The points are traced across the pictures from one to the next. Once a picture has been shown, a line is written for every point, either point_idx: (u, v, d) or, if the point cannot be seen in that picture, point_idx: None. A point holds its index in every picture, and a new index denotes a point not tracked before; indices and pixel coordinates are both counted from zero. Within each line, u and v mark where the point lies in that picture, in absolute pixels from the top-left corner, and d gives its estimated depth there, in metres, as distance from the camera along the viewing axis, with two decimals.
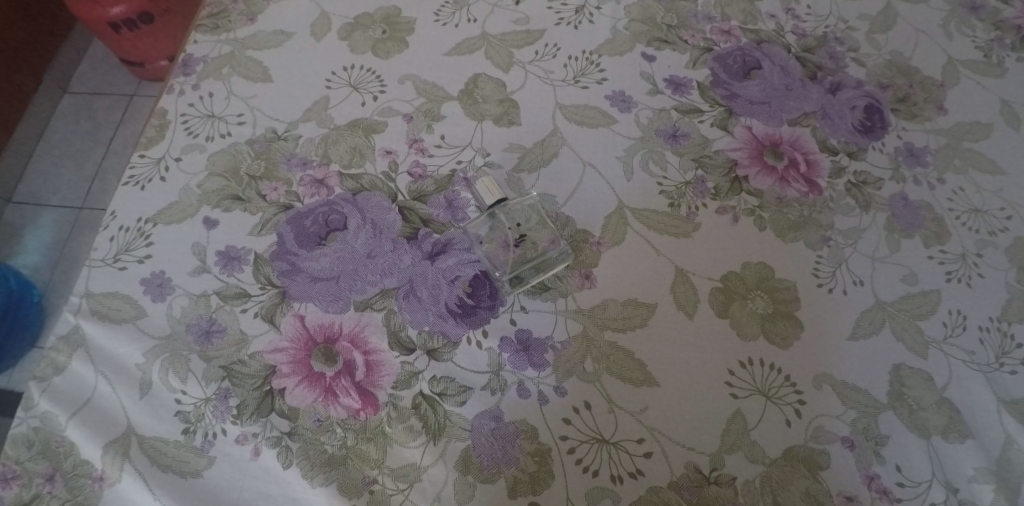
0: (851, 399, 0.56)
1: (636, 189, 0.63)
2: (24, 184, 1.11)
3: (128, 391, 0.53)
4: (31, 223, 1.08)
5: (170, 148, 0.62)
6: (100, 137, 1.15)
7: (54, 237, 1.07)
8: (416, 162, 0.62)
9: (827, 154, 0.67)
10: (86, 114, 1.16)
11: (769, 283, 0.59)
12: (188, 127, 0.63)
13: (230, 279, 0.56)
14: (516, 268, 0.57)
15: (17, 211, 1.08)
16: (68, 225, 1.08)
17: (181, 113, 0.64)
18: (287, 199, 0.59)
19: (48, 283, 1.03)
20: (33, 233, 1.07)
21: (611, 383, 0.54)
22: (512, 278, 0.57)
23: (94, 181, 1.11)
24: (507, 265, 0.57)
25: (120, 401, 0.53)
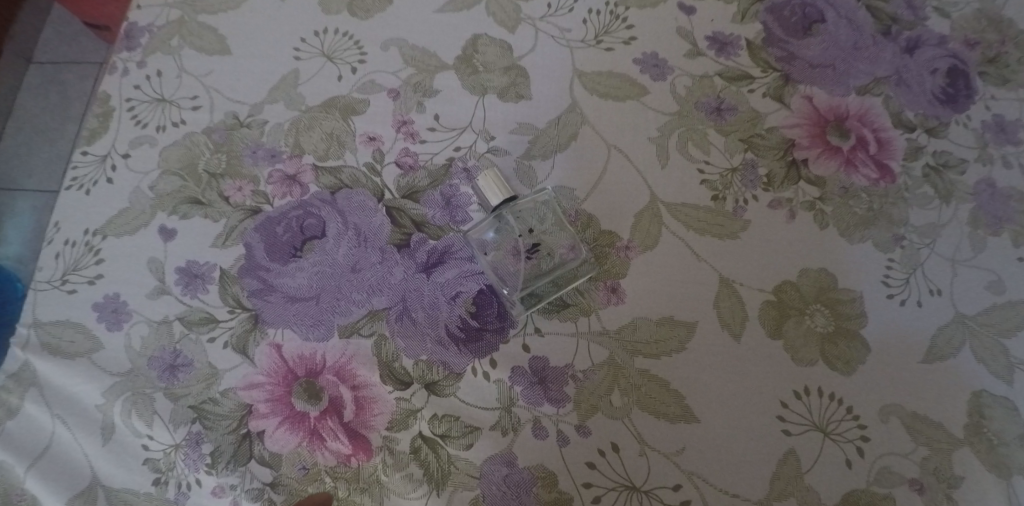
0: (922, 434, 0.48)
1: (674, 178, 0.53)
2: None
3: (88, 438, 0.46)
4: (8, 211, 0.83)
5: (116, 142, 0.52)
6: (70, 111, 0.86)
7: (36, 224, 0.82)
8: (405, 149, 0.52)
9: (902, 131, 0.55)
10: (61, 85, 0.86)
11: (831, 295, 0.50)
12: (136, 114, 0.53)
13: (194, 302, 0.48)
14: (529, 282, 0.47)
15: None
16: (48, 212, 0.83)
17: (127, 98, 0.53)
18: (254, 200, 0.50)
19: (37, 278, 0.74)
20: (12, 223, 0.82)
21: (643, 420, 0.46)
22: (525, 295, 0.48)
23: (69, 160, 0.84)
24: (518, 279, 0.47)
25: (82, 449, 0.46)
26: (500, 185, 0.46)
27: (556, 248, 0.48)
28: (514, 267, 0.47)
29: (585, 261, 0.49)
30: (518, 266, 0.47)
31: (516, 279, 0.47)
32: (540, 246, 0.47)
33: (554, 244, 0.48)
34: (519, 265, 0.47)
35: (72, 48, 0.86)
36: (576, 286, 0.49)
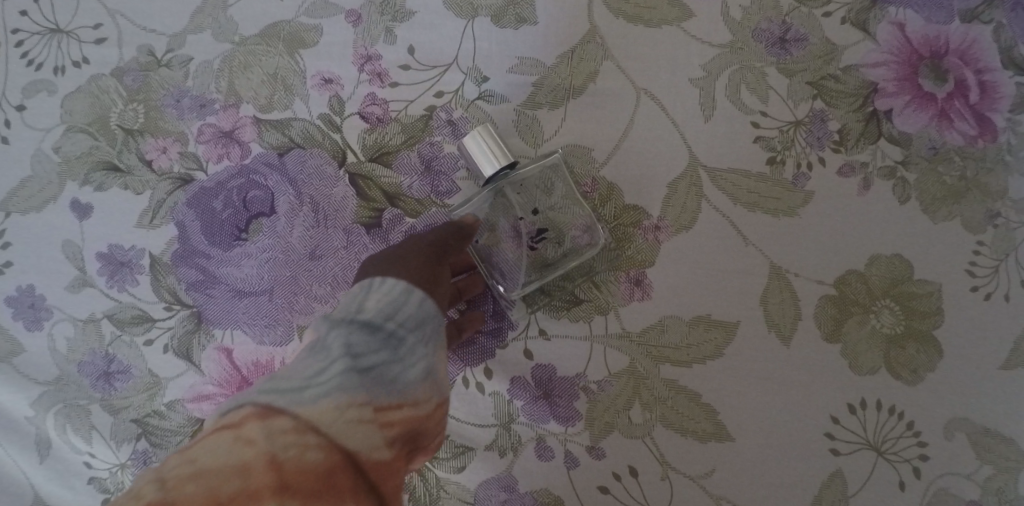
0: (993, 452, 0.41)
1: (719, 135, 0.41)
2: None
3: (22, 456, 0.39)
4: None
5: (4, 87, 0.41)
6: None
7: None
8: (371, 96, 0.40)
9: (1013, 72, 0.43)
10: None
11: (904, 288, 0.41)
12: (25, 50, 0.41)
13: (123, 296, 0.39)
14: (531, 276, 0.38)
15: None
16: None
17: (11, 28, 0.41)
18: (183, 166, 0.40)
19: None
20: None
21: (667, 439, 0.39)
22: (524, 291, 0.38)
23: None
24: (517, 272, 0.38)
25: (18, 467, 0.39)
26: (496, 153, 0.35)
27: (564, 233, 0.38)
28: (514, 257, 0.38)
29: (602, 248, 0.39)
30: (519, 255, 0.38)
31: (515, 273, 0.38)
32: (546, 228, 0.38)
33: (565, 226, 0.38)
34: (520, 253, 0.38)
35: None
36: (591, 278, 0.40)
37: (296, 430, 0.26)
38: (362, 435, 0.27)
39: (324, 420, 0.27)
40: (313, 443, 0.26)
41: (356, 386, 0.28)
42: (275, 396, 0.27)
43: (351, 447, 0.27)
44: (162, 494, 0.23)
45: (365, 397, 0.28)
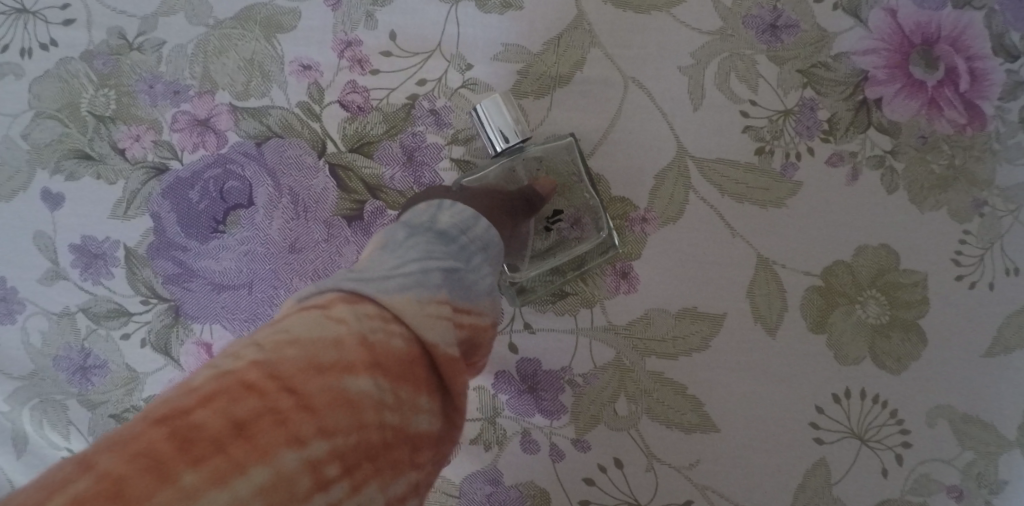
0: (971, 438, 0.42)
1: (709, 124, 0.41)
2: None
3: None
4: None
5: None
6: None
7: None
8: (351, 83, 0.39)
9: (1003, 59, 0.42)
10: None
11: (890, 278, 0.41)
12: None
13: (98, 290, 0.38)
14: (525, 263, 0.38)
15: None
16: None
17: None
18: (157, 155, 0.39)
19: None
20: None
21: (653, 430, 0.39)
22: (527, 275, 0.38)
23: None
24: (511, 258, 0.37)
25: None
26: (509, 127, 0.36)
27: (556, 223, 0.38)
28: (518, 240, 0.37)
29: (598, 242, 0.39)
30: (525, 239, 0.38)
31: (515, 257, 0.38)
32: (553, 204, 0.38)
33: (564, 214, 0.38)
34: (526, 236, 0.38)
35: None
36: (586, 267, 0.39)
37: (385, 314, 0.23)
38: (448, 330, 0.24)
39: (415, 307, 0.23)
40: (403, 329, 0.23)
41: (443, 281, 0.25)
42: (363, 279, 0.23)
43: (432, 340, 0.23)
44: (259, 355, 0.20)
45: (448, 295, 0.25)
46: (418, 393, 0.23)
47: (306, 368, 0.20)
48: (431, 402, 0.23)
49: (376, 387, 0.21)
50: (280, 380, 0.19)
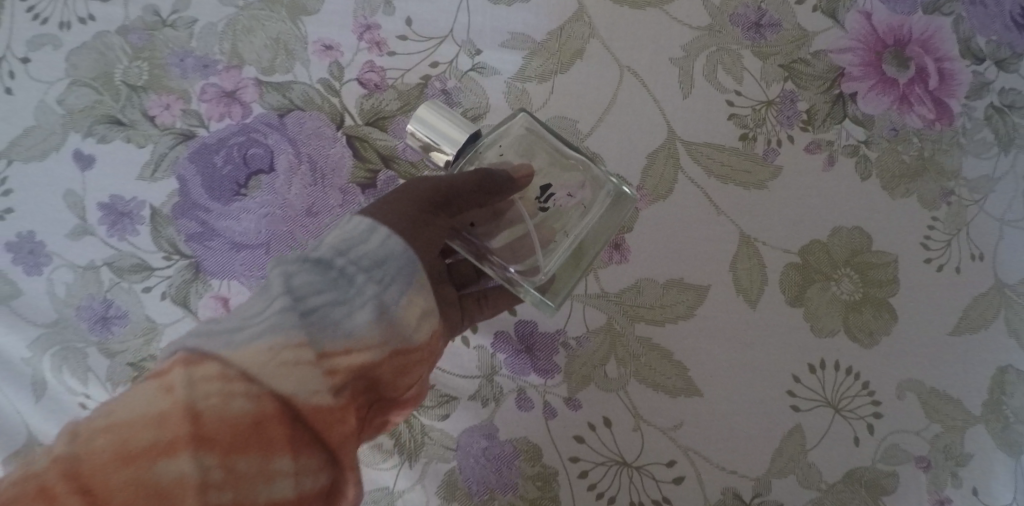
0: (939, 411, 0.44)
1: (697, 112, 0.44)
2: None
3: (18, 395, 0.41)
4: None
5: (10, 40, 0.42)
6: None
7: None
8: (369, 63, 0.42)
9: (969, 61, 0.47)
10: None
11: (863, 258, 0.44)
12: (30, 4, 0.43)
13: (123, 245, 0.41)
14: (539, 265, 0.38)
15: None
16: None
17: None
18: (185, 123, 0.42)
19: None
20: None
21: (640, 392, 0.42)
22: (534, 273, 0.38)
23: None
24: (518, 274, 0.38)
25: (13, 406, 0.41)
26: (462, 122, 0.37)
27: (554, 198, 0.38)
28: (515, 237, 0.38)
29: (603, 216, 0.39)
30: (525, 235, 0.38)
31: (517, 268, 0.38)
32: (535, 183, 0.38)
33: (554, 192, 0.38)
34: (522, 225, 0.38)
35: None
36: (597, 242, 0.39)
37: (226, 376, 0.23)
38: (302, 383, 0.24)
39: (255, 364, 0.24)
40: (247, 390, 0.24)
41: (300, 327, 0.25)
42: (207, 340, 0.25)
43: (286, 394, 0.24)
44: (68, 452, 0.21)
45: (309, 339, 0.25)
46: (270, 460, 0.23)
47: (114, 461, 0.21)
48: (296, 465, 0.24)
49: (199, 466, 0.22)
50: (77, 478, 0.21)
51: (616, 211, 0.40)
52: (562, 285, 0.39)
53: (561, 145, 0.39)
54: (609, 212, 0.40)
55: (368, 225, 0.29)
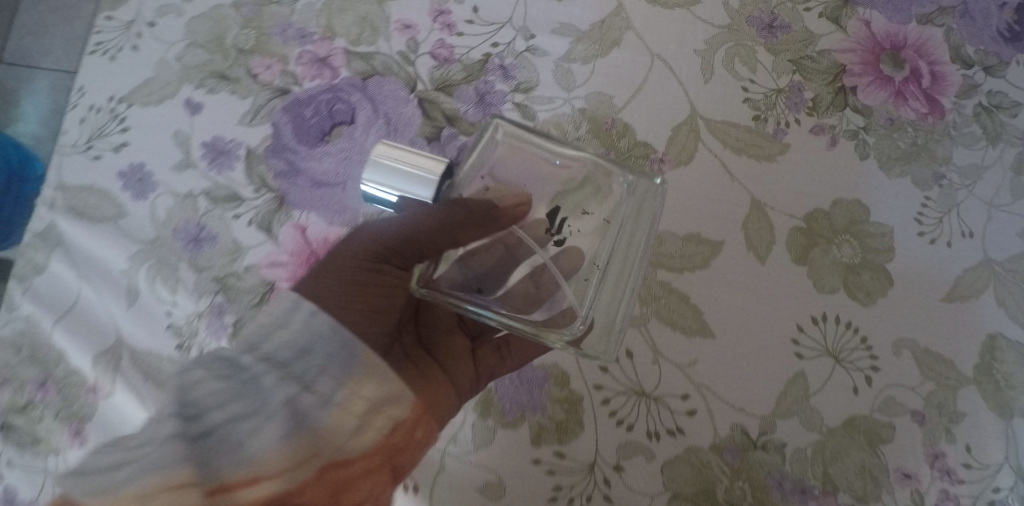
0: (933, 370, 0.49)
1: (716, 94, 0.51)
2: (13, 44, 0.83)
3: (114, 301, 0.48)
4: (29, 88, 0.83)
5: (143, 9, 0.52)
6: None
7: (53, 106, 0.82)
8: (440, 41, 0.50)
9: (959, 66, 0.53)
10: None
11: (861, 226, 0.49)
12: None
13: (220, 178, 0.48)
14: (574, 303, 0.40)
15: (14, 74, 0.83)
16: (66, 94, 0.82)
17: None
18: (282, 80, 0.49)
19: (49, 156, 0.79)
20: (31, 99, 0.82)
21: (659, 329, 0.47)
22: (557, 314, 0.40)
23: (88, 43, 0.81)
24: (549, 329, 0.39)
25: (109, 310, 0.47)
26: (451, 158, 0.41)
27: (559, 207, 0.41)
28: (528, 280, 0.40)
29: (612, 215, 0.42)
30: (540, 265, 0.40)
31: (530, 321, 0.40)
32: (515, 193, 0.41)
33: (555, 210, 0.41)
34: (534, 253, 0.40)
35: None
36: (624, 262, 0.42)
37: None
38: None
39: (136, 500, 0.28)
40: None
41: (190, 454, 0.30)
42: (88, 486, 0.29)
43: None
44: None
45: (198, 470, 0.30)
46: None
47: None
48: None
49: None
50: None
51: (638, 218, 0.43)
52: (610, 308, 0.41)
53: (551, 148, 0.43)
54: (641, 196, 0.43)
55: (288, 310, 0.35)
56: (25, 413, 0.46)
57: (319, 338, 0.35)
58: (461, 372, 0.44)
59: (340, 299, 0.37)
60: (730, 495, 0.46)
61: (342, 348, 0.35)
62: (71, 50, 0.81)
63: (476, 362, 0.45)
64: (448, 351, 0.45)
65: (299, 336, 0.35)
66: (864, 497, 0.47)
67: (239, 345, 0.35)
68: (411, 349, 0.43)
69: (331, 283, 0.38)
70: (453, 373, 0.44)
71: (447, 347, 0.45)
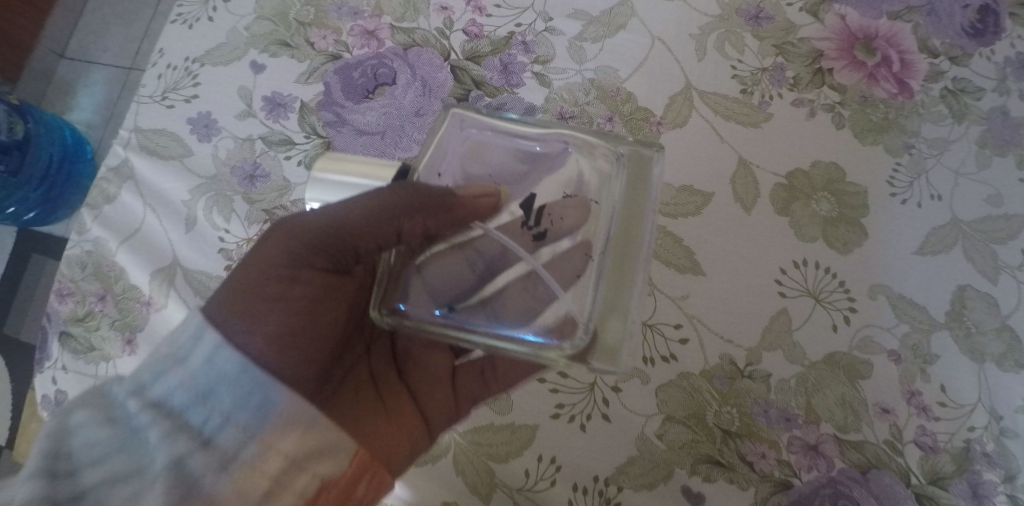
0: (907, 315, 0.53)
1: (709, 71, 0.58)
2: (75, 41, 0.94)
3: (173, 228, 0.54)
4: (84, 79, 0.93)
5: None
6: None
7: (107, 96, 0.92)
8: (472, 20, 0.59)
9: (926, 56, 0.60)
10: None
11: (839, 185, 0.55)
12: None
13: (275, 126, 0.56)
14: (574, 310, 0.41)
15: (72, 67, 0.93)
16: (119, 85, 0.92)
17: None
18: (336, 48, 0.58)
19: (101, 142, 0.89)
20: (85, 89, 0.92)
21: (654, 266, 0.54)
22: (548, 328, 0.41)
23: (144, 41, 0.92)
24: (544, 345, 0.41)
25: (168, 235, 0.54)
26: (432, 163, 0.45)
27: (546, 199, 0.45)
28: (511, 297, 0.43)
29: (601, 201, 0.44)
30: (529, 271, 0.43)
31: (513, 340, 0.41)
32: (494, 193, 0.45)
33: (537, 202, 0.45)
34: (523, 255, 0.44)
35: None
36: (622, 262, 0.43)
37: None
38: None
39: None
40: None
41: None
42: None
43: None
44: None
45: None
46: None
47: None
48: None
49: None
50: None
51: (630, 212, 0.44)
52: (615, 325, 0.41)
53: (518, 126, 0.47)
54: (629, 178, 0.45)
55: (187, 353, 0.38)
56: (84, 322, 0.52)
57: (225, 381, 0.37)
58: (429, 399, 0.49)
59: (249, 320, 0.39)
60: (719, 418, 0.51)
61: (259, 389, 0.38)
62: (129, 49, 0.92)
63: (454, 386, 0.50)
64: (423, 370, 0.50)
65: (202, 374, 0.37)
66: (844, 427, 0.51)
67: (129, 385, 0.37)
68: (379, 367, 0.49)
69: (244, 298, 0.40)
70: (422, 401, 0.49)
71: (423, 366, 0.51)
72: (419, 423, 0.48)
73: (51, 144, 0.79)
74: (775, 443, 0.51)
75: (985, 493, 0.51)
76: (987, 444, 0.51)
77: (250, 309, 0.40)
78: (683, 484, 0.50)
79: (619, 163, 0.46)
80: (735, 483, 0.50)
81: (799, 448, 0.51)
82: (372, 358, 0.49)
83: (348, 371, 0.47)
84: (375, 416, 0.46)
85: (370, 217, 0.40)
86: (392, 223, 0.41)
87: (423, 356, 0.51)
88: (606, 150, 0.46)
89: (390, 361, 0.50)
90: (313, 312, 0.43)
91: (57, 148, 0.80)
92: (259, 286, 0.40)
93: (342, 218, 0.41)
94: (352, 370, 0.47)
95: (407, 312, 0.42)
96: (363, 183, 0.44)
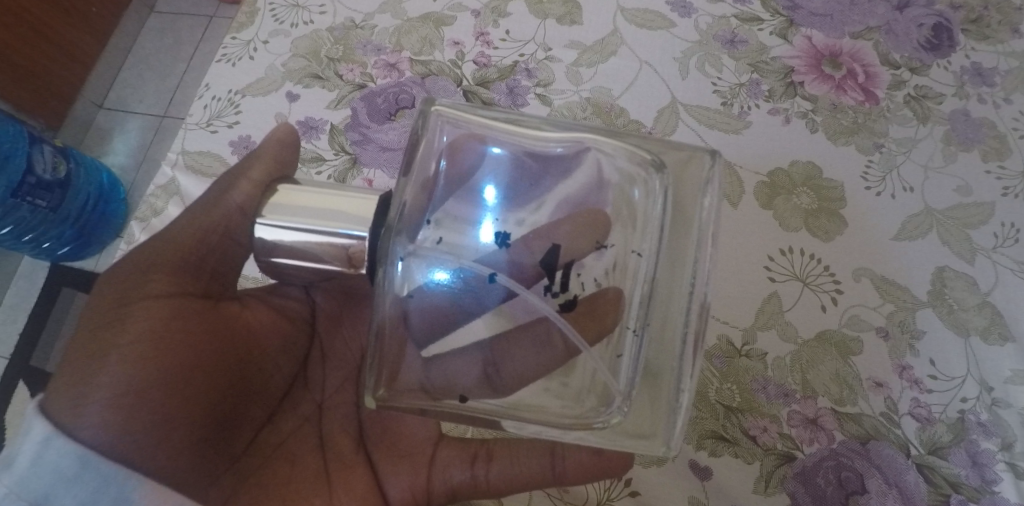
0: (890, 294, 0.57)
1: (692, 87, 0.65)
2: (114, 93, 1.06)
3: None
4: (120, 129, 1.03)
5: (259, 32, 0.69)
6: (183, 55, 1.07)
7: (140, 142, 1.02)
8: (481, 52, 0.67)
9: (888, 68, 0.66)
10: (183, 60, 1.07)
11: (816, 181, 0.61)
12: (275, 14, 0.70)
13: (309, 145, 0.63)
14: (607, 377, 0.41)
15: (107, 117, 1.04)
16: (152, 131, 1.02)
17: (270, 3, 0.71)
18: (362, 79, 0.66)
19: (133, 183, 0.98)
20: (122, 137, 1.03)
21: None
22: (568, 408, 0.42)
23: (177, 92, 1.05)
24: (567, 422, 0.41)
25: None
26: (426, 158, 0.42)
27: (558, 232, 0.43)
28: (520, 362, 0.42)
29: (630, 217, 0.43)
30: (541, 319, 0.42)
31: (529, 410, 0.42)
32: (503, 247, 0.42)
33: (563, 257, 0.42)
34: (524, 297, 0.41)
35: (191, 25, 1.08)
36: (669, 278, 0.41)
37: None
38: None
39: None
40: None
41: None
42: None
43: None
44: None
45: None
46: None
47: None
48: None
49: None
50: None
51: (672, 217, 0.42)
52: (666, 353, 0.40)
53: (512, 128, 0.45)
54: (665, 180, 0.43)
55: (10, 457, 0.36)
56: None
57: (63, 480, 0.35)
58: (393, 474, 0.47)
59: (78, 399, 0.36)
60: (720, 394, 0.54)
61: (108, 484, 0.35)
62: (163, 99, 1.05)
63: (432, 465, 0.48)
64: (394, 441, 0.48)
65: (32, 477, 0.35)
66: (840, 401, 0.54)
67: None
68: (333, 432, 0.47)
69: (71, 367, 0.37)
70: (385, 478, 0.47)
71: (392, 440, 0.48)
72: (378, 500, 0.46)
73: (87, 185, 0.89)
74: (776, 417, 0.53)
75: (984, 461, 0.52)
76: (982, 414, 0.53)
77: (78, 378, 0.36)
78: (691, 458, 0.52)
79: (661, 172, 0.43)
80: (739, 457, 0.52)
81: (799, 421, 0.53)
82: (324, 419, 0.48)
83: (282, 440, 0.45)
84: (312, 487, 0.44)
85: (196, 203, 0.43)
86: (225, 201, 0.42)
87: (400, 424, 0.48)
88: (638, 155, 0.44)
89: (352, 426, 0.48)
90: (158, 365, 0.37)
91: (93, 188, 0.90)
92: (85, 357, 0.37)
93: (169, 230, 0.41)
94: (286, 441, 0.45)
95: (405, 395, 0.42)
96: (337, 230, 0.39)
